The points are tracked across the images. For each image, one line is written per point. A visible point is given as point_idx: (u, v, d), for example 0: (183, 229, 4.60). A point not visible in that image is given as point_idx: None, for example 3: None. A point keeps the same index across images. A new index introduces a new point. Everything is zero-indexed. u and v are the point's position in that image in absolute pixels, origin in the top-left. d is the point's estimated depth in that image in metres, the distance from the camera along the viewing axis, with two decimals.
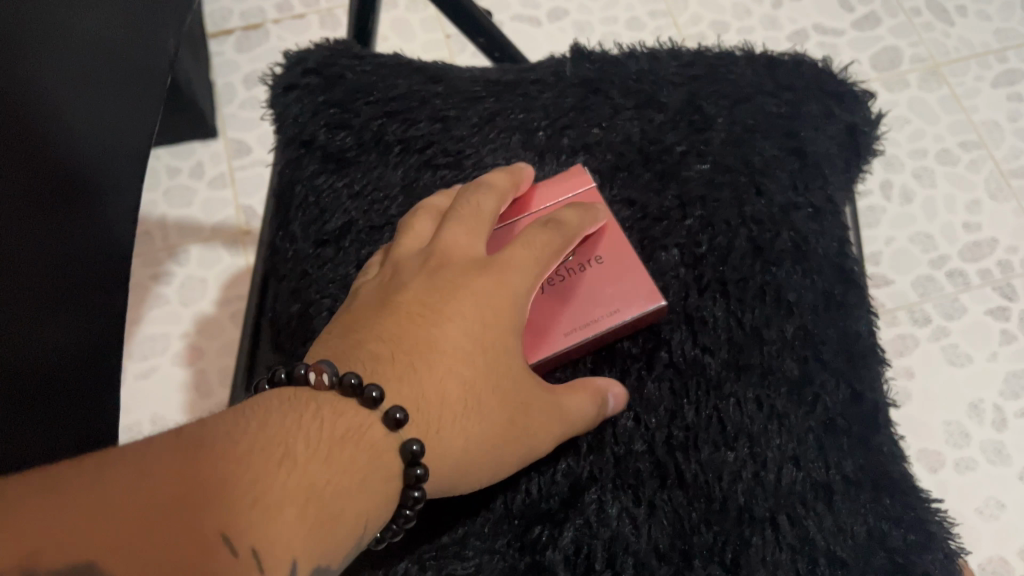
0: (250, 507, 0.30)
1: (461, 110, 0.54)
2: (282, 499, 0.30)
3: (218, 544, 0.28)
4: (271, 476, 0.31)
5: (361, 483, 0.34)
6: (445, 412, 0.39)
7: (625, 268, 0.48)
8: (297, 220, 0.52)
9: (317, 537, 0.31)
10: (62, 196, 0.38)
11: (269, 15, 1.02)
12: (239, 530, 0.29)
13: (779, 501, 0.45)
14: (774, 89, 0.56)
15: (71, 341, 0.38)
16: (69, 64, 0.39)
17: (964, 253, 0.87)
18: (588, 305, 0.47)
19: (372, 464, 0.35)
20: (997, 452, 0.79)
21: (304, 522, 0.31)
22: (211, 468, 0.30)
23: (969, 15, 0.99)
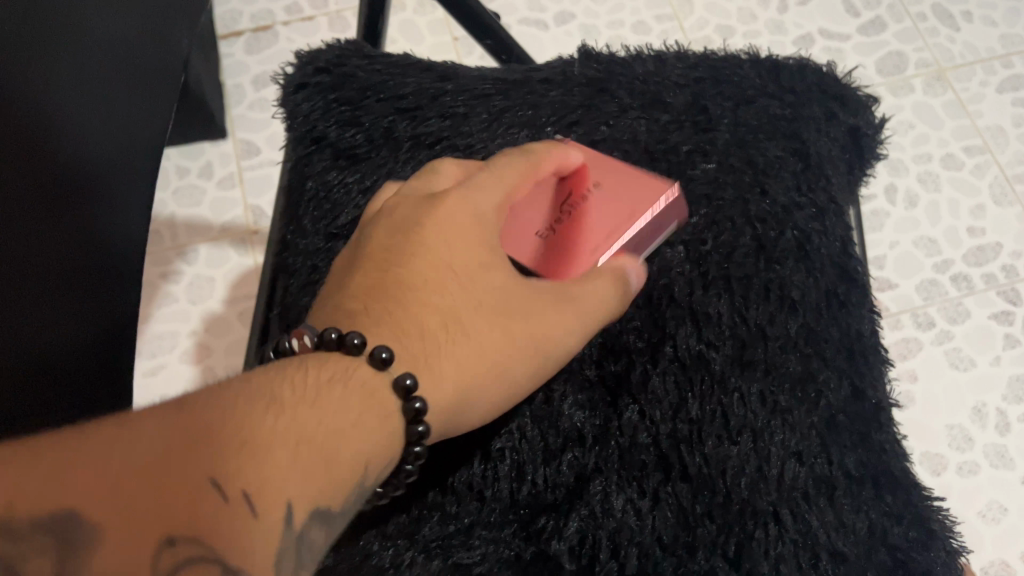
0: (240, 449, 0.30)
1: (470, 108, 0.55)
2: (275, 442, 0.30)
3: (205, 488, 0.28)
4: (263, 421, 0.31)
5: (351, 425, 0.34)
6: (433, 360, 0.39)
7: (617, 195, 0.49)
8: (308, 215, 0.53)
9: (316, 474, 0.31)
10: (65, 189, 0.39)
11: (278, 17, 1.03)
12: (229, 476, 0.29)
13: (781, 495, 0.46)
14: (779, 91, 0.57)
15: (81, 329, 0.39)
16: (73, 61, 0.39)
17: (967, 257, 0.88)
18: (601, 234, 0.48)
19: (364, 408, 0.35)
20: (999, 456, 0.79)
21: (299, 462, 0.31)
22: (205, 421, 0.30)
23: (973, 21, 0.99)
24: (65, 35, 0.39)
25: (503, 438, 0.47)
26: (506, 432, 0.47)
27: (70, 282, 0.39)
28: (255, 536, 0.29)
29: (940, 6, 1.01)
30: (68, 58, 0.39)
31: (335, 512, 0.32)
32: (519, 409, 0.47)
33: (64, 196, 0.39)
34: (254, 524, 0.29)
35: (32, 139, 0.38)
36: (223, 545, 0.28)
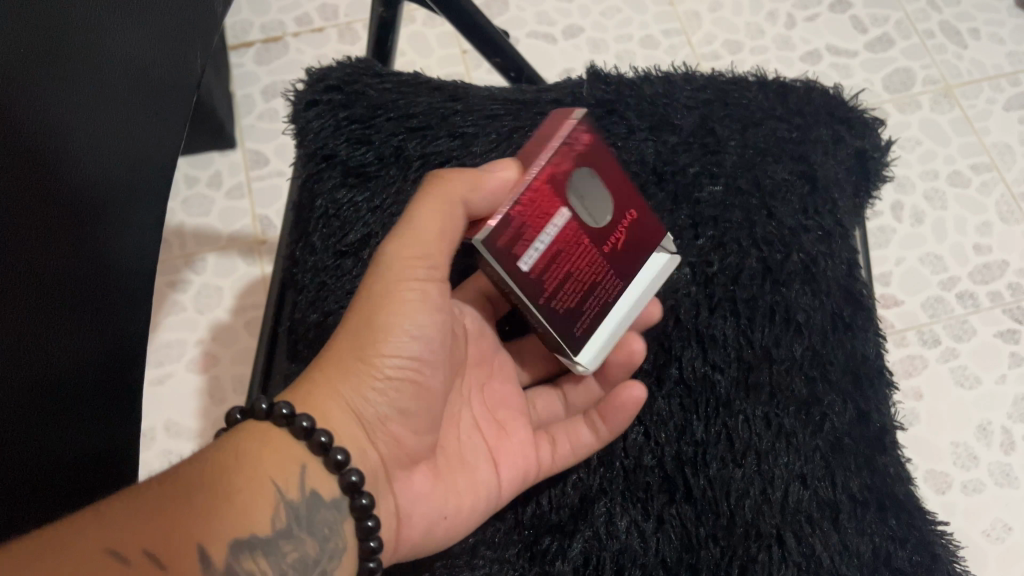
0: (137, 517, 0.36)
1: (479, 128, 0.56)
2: (171, 507, 0.37)
3: (108, 558, 0.35)
4: (157, 491, 0.38)
5: (256, 472, 0.40)
6: (331, 404, 0.44)
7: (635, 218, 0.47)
8: (317, 233, 0.53)
9: (219, 520, 0.38)
10: (71, 210, 0.38)
11: (289, 28, 1.04)
12: (127, 543, 0.35)
13: (785, 519, 0.46)
14: (786, 113, 0.57)
15: (94, 346, 0.38)
16: (83, 80, 0.39)
17: (974, 274, 0.88)
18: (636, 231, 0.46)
19: (275, 459, 0.41)
20: (1005, 475, 0.79)
21: (194, 517, 0.37)
22: (118, 503, 0.36)
23: (981, 38, 1.00)
24: (80, 54, 0.39)
25: None
26: None
27: (71, 305, 0.38)
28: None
29: (948, 24, 1.01)
30: (81, 76, 0.39)
31: (258, 540, 0.39)
32: None
33: (65, 216, 0.38)
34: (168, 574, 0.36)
35: (39, 156, 0.37)
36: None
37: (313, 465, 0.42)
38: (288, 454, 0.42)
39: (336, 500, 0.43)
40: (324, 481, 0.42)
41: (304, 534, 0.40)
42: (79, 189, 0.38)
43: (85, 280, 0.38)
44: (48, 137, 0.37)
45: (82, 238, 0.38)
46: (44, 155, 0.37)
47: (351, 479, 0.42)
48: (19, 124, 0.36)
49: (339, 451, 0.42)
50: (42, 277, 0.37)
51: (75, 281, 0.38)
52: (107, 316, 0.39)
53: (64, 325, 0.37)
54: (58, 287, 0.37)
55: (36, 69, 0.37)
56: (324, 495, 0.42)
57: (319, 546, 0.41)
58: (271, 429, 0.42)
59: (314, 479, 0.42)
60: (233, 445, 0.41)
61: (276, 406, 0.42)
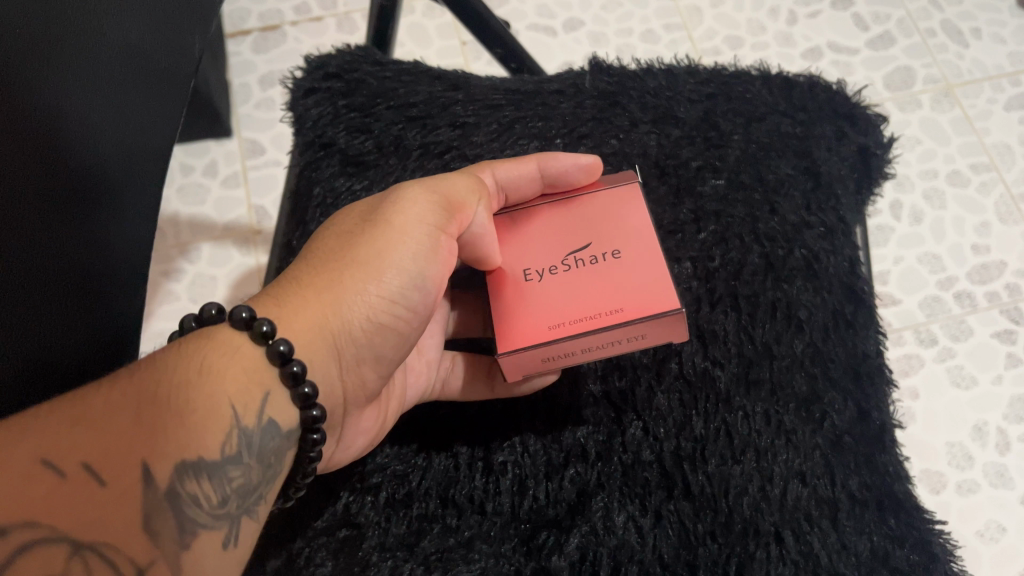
0: (77, 429, 0.32)
1: (481, 118, 0.55)
2: (112, 414, 0.32)
3: (40, 470, 0.30)
4: (99, 398, 0.33)
5: (210, 387, 0.35)
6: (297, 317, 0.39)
7: (620, 273, 0.42)
8: (314, 222, 0.52)
9: (165, 436, 0.33)
10: (74, 192, 0.37)
11: (287, 17, 1.03)
12: (63, 453, 0.31)
13: (783, 516, 0.45)
14: (789, 108, 0.57)
15: (91, 326, 0.38)
16: (79, 63, 0.38)
17: (971, 274, 0.87)
18: (576, 289, 0.42)
19: (234, 371, 0.36)
20: (999, 475, 0.78)
21: (137, 432, 0.33)
22: (57, 411, 0.32)
23: (983, 38, 0.99)
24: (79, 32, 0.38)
25: (505, 451, 0.47)
26: (509, 446, 0.47)
27: (75, 293, 0.37)
28: (109, 509, 0.31)
29: (950, 22, 1.00)
30: (79, 64, 0.38)
31: (205, 463, 0.34)
32: (522, 424, 0.48)
33: (65, 195, 0.37)
34: (106, 495, 0.31)
35: (39, 136, 0.36)
36: (81, 520, 0.31)
37: (277, 391, 0.38)
38: (247, 370, 0.37)
39: (291, 430, 0.38)
40: (284, 407, 0.38)
41: (253, 459, 0.36)
42: (82, 171, 0.38)
43: (86, 261, 0.38)
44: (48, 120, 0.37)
45: (80, 223, 0.38)
46: (46, 136, 0.37)
47: (312, 414, 0.39)
48: (17, 107, 0.36)
49: (308, 385, 0.38)
50: (44, 258, 0.36)
51: (74, 264, 0.37)
52: (109, 299, 0.39)
53: (67, 314, 0.37)
54: (63, 267, 0.37)
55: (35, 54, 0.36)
56: (281, 424, 0.38)
57: (263, 474, 0.37)
58: (233, 336, 0.37)
59: (275, 410, 0.37)
60: (182, 351, 0.36)
61: (257, 320, 0.37)
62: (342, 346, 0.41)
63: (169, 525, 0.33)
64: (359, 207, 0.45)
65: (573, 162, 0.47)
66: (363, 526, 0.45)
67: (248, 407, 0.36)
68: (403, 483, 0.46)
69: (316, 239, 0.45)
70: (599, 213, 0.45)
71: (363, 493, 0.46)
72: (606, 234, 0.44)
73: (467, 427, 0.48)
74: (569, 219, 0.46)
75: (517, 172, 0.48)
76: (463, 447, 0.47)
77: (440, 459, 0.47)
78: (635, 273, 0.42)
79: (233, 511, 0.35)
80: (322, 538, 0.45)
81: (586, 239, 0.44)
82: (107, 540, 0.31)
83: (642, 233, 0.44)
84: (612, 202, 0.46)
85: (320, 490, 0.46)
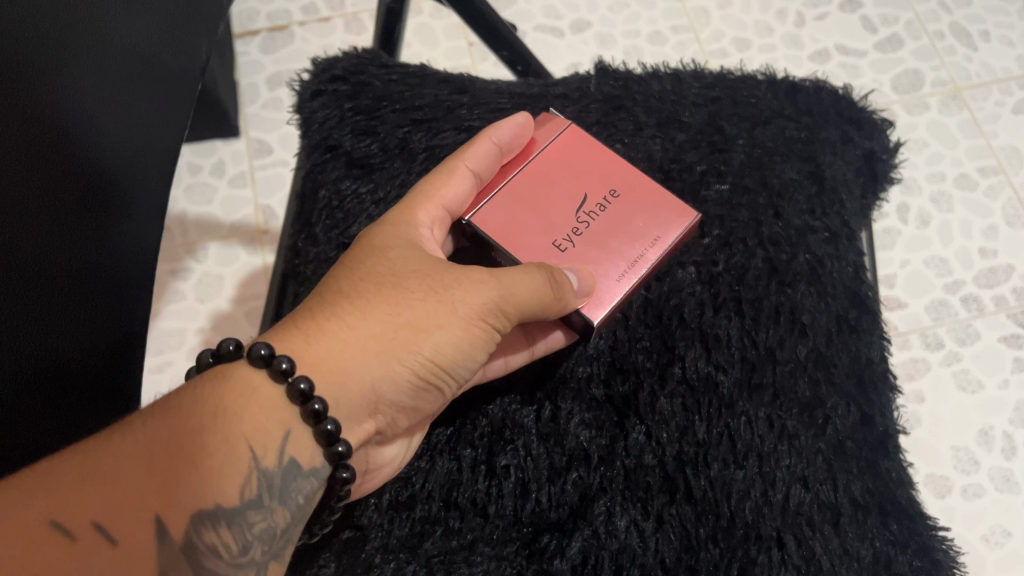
0: (89, 487, 0.32)
1: (486, 121, 0.56)
2: (124, 472, 0.33)
3: (51, 533, 0.31)
4: (113, 452, 0.33)
5: (225, 430, 0.35)
6: (330, 357, 0.39)
7: (631, 212, 0.50)
8: (320, 224, 0.52)
9: (178, 492, 0.34)
10: (77, 201, 0.37)
11: (295, 17, 1.03)
12: (75, 515, 0.32)
13: (785, 521, 0.46)
14: (794, 112, 0.57)
15: (97, 327, 0.38)
16: (90, 66, 0.38)
17: (978, 278, 0.87)
18: (608, 247, 0.48)
19: (251, 415, 0.37)
20: (1005, 480, 0.78)
21: (150, 488, 0.33)
22: (70, 467, 0.33)
23: (992, 40, 0.99)
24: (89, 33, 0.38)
25: (508, 454, 0.46)
26: (512, 449, 0.46)
27: (82, 297, 0.37)
28: (124, 566, 0.32)
29: (958, 24, 1.00)
30: (89, 66, 0.38)
31: (222, 511, 0.35)
32: (525, 425, 0.47)
33: (77, 200, 0.37)
34: (119, 554, 0.32)
35: (54, 140, 0.37)
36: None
37: (298, 429, 0.38)
38: (264, 410, 0.37)
39: (317, 468, 0.39)
40: (305, 446, 0.38)
41: (274, 501, 0.37)
42: (91, 174, 0.38)
43: (93, 266, 0.38)
44: (62, 124, 0.37)
45: (87, 229, 0.38)
46: (52, 140, 0.36)
47: (337, 450, 0.39)
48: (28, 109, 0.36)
49: (331, 421, 0.38)
50: (53, 263, 0.36)
51: (82, 269, 0.37)
52: (114, 301, 0.39)
53: (74, 317, 0.37)
54: (72, 273, 0.37)
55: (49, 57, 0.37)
56: (303, 463, 0.38)
57: (289, 517, 0.38)
58: (253, 373, 0.38)
59: (295, 448, 0.38)
60: (196, 393, 0.36)
61: (277, 357, 0.37)
62: (381, 391, 0.40)
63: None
64: (399, 252, 0.44)
65: (512, 125, 0.50)
66: (365, 528, 0.45)
67: (264, 448, 0.37)
68: (405, 484, 0.46)
69: (339, 275, 0.43)
70: (566, 163, 0.51)
71: (366, 495, 0.46)
72: (592, 178, 0.50)
73: (469, 427, 0.47)
74: (546, 181, 0.50)
75: (484, 155, 0.49)
76: (466, 449, 0.47)
77: (442, 461, 0.46)
78: (645, 210, 0.50)
79: (255, 557, 0.36)
80: (326, 538, 0.45)
81: (576, 191, 0.50)
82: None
83: (610, 170, 0.51)
84: (560, 149, 0.51)
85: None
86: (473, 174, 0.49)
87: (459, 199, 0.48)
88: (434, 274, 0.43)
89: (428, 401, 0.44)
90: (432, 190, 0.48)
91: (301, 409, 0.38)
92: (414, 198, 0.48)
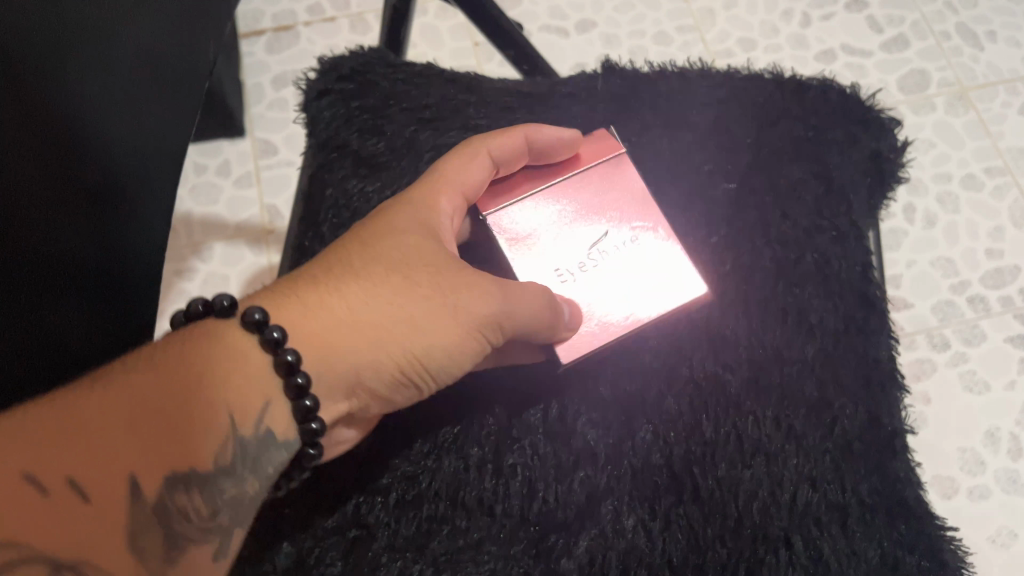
0: (65, 439, 0.31)
1: (492, 120, 0.56)
2: (102, 429, 0.32)
3: (22, 484, 0.30)
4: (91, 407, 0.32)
5: (207, 396, 0.35)
6: (321, 334, 0.38)
7: (645, 257, 0.46)
8: (327, 223, 0.52)
9: (156, 452, 0.33)
10: (83, 201, 0.37)
11: (300, 17, 1.03)
12: (48, 468, 0.31)
13: (794, 521, 0.45)
14: (803, 112, 0.57)
15: (101, 307, 0.38)
16: (110, 69, 0.38)
17: (985, 279, 0.85)
18: (610, 286, 0.46)
19: (232, 385, 0.36)
20: (1012, 481, 0.77)
21: (129, 446, 0.32)
22: (46, 418, 0.31)
23: (998, 41, 0.96)
24: (113, 38, 0.38)
25: (515, 453, 0.46)
26: (519, 448, 0.46)
27: (90, 286, 0.38)
28: (95, 524, 0.31)
29: (964, 25, 0.98)
30: (108, 69, 0.37)
31: (197, 476, 0.34)
32: (532, 424, 0.47)
33: (85, 200, 0.37)
34: (94, 513, 0.31)
35: (68, 142, 0.36)
36: (64, 539, 0.30)
37: (279, 401, 0.37)
38: (249, 378, 0.36)
39: (289, 441, 0.37)
40: (282, 419, 0.37)
41: (247, 470, 0.36)
42: (99, 176, 0.38)
43: (101, 260, 0.38)
44: (78, 126, 0.36)
45: (94, 228, 0.38)
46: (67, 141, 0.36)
47: (311, 428, 0.37)
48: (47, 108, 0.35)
49: (310, 397, 0.37)
50: (63, 259, 0.36)
51: (91, 264, 0.38)
52: (123, 285, 0.40)
53: (81, 297, 0.37)
54: (82, 267, 0.37)
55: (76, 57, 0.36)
56: (279, 435, 0.37)
57: (261, 487, 0.37)
58: (243, 339, 0.37)
59: (273, 418, 0.37)
60: (183, 354, 0.35)
61: (269, 326, 0.36)
62: (363, 379, 0.39)
63: (156, 539, 0.33)
64: (409, 232, 0.43)
65: (556, 134, 0.47)
66: (371, 527, 0.45)
67: (242, 421, 0.36)
68: (412, 483, 0.46)
69: (348, 246, 0.42)
70: (597, 186, 0.47)
71: (373, 493, 0.45)
72: (616, 207, 0.47)
73: (476, 426, 0.47)
74: (569, 197, 0.47)
75: (508, 153, 0.47)
76: (473, 448, 0.46)
77: (449, 460, 0.46)
78: (655, 263, 0.46)
79: (224, 523, 0.35)
80: (332, 537, 0.45)
81: (598, 226, 0.46)
82: (88, 556, 0.31)
83: (646, 205, 0.47)
84: (599, 169, 0.48)
85: (327, 490, 0.46)
86: (495, 165, 0.47)
87: (477, 187, 0.46)
88: (441, 270, 0.41)
89: (407, 396, 0.42)
90: (450, 169, 0.46)
91: (285, 384, 0.37)
92: (435, 180, 0.46)
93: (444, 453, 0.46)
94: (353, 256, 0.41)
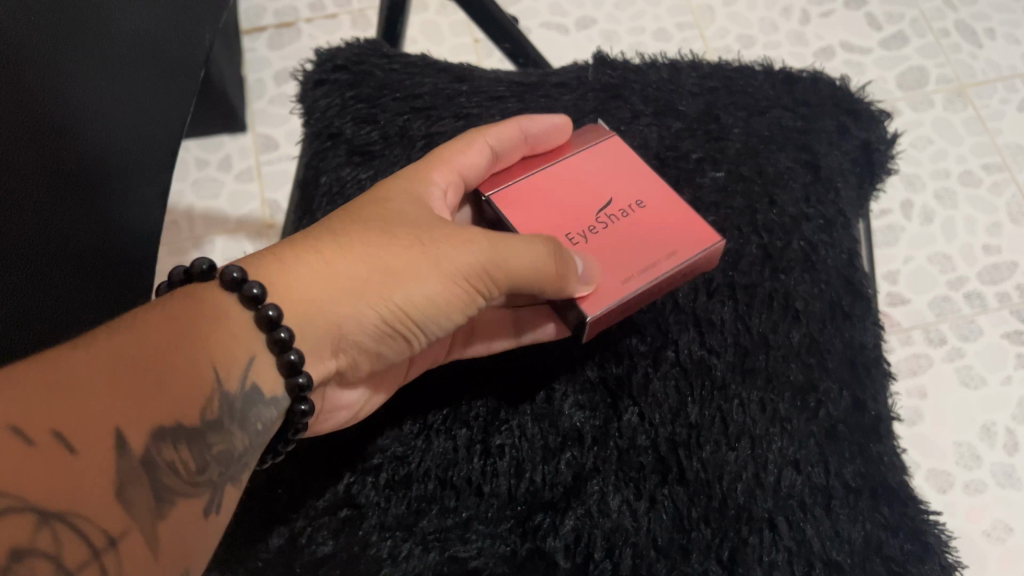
0: (48, 391, 0.29)
1: (484, 108, 0.56)
2: (85, 381, 0.30)
3: (8, 437, 0.27)
4: (70, 361, 0.30)
5: (192, 353, 0.34)
6: (302, 285, 0.38)
7: (653, 223, 0.45)
8: (321, 209, 0.53)
9: (142, 403, 0.31)
10: (80, 178, 0.38)
11: (301, 14, 1.04)
12: (35, 418, 0.28)
13: (778, 503, 0.46)
14: (791, 103, 0.57)
15: (109, 289, 0.39)
16: (102, 50, 0.39)
17: (982, 274, 0.81)
18: (623, 249, 0.44)
19: (216, 336, 0.35)
20: (1007, 475, 0.72)
21: (112, 398, 0.30)
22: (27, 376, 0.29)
23: (997, 38, 0.95)
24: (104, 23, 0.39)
25: (503, 434, 0.47)
26: (507, 429, 0.47)
27: (99, 268, 0.39)
28: (84, 477, 0.29)
29: (964, 23, 0.96)
30: (99, 51, 0.38)
31: (183, 430, 0.32)
32: (520, 407, 0.48)
33: (83, 176, 0.38)
34: (81, 466, 0.28)
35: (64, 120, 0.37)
36: (54, 492, 0.27)
37: (263, 356, 0.37)
38: (233, 332, 0.36)
39: (277, 397, 0.38)
40: (268, 374, 0.37)
41: (235, 426, 0.35)
42: (97, 155, 0.39)
43: (106, 242, 0.39)
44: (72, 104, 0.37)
45: (97, 208, 0.39)
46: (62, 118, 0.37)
47: (297, 382, 0.38)
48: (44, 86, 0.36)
49: (294, 351, 0.37)
50: (74, 242, 0.37)
51: (98, 246, 0.39)
52: (124, 267, 0.41)
53: (91, 279, 0.38)
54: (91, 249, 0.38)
55: (67, 38, 0.37)
56: (265, 390, 0.37)
57: (250, 441, 0.36)
58: (221, 296, 0.37)
59: (259, 374, 0.37)
60: (167, 312, 0.34)
61: (247, 282, 0.36)
62: (345, 329, 0.40)
63: (144, 494, 0.30)
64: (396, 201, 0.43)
65: (546, 124, 0.49)
66: (363, 507, 0.46)
67: (226, 373, 0.35)
68: (402, 464, 0.47)
69: (332, 212, 0.42)
70: (598, 170, 0.48)
71: (364, 473, 0.47)
72: (618, 185, 0.47)
73: (465, 407, 0.48)
74: (571, 180, 0.47)
75: (505, 139, 0.48)
76: (461, 428, 0.48)
77: (438, 441, 0.47)
78: (666, 227, 0.45)
79: (213, 478, 0.34)
80: (324, 516, 0.46)
81: (600, 200, 0.46)
82: (80, 510, 0.28)
83: (644, 182, 0.47)
84: (597, 157, 0.49)
85: (320, 470, 0.47)
86: (495, 155, 0.48)
87: (476, 172, 0.48)
88: (424, 229, 0.42)
89: (391, 351, 0.43)
90: (446, 152, 0.47)
91: (267, 337, 0.37)
92: (430, 159, 0.47)
93: (432, 434, 0.47)
94: (336, 220, 0.42)
